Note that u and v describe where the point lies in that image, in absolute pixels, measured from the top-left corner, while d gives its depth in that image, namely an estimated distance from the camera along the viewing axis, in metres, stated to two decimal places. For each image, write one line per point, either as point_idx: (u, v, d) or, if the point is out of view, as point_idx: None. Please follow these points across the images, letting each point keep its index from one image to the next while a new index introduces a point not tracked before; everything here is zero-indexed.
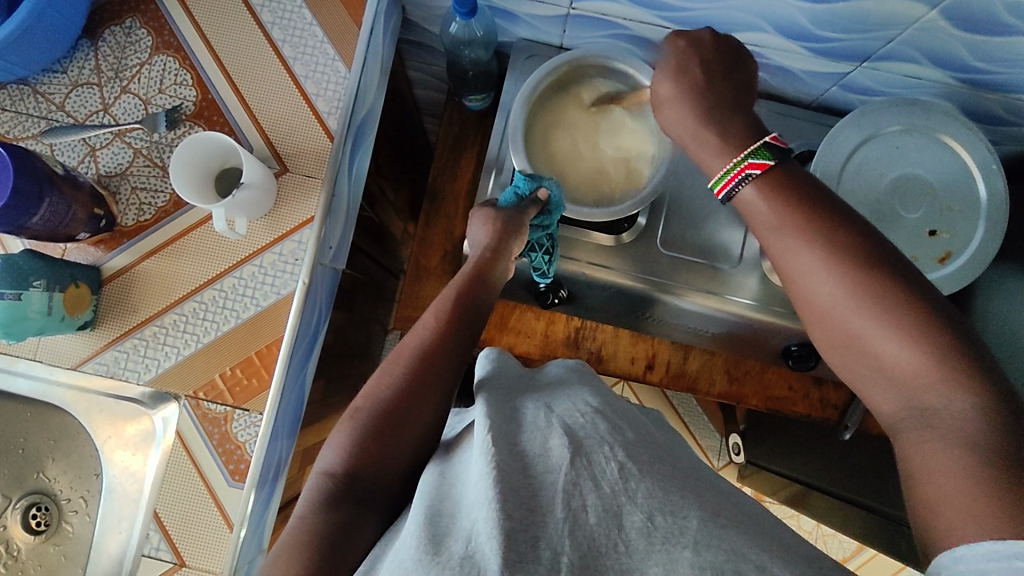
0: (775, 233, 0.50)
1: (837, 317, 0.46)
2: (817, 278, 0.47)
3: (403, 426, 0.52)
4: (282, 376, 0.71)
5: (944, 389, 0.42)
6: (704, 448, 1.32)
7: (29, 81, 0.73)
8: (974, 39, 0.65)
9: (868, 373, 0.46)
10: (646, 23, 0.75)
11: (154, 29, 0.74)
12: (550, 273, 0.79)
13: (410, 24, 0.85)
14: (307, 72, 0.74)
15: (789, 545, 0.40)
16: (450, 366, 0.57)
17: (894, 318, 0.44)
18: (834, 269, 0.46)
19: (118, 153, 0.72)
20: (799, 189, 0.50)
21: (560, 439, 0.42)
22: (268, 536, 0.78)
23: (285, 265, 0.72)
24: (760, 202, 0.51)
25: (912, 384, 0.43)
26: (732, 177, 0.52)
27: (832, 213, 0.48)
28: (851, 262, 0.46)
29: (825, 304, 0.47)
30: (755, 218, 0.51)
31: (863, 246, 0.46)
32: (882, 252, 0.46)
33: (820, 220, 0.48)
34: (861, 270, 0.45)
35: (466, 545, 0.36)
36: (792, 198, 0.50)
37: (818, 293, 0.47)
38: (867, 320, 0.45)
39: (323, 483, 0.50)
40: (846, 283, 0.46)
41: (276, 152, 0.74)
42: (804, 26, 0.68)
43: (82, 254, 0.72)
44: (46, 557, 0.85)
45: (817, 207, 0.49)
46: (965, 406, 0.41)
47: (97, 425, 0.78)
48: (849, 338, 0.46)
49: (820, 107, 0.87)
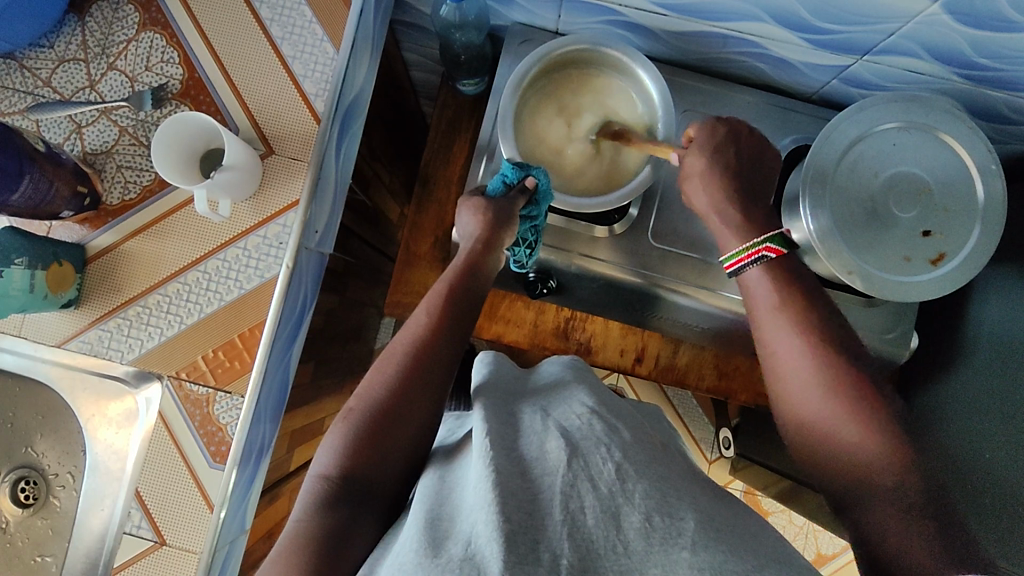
0: (764, 304, 0.59)
1: (802, 393, 0.55)
2: (785, 346, 0.57)
3: (394, 426, 0.52)
4: (262, 359, 0.71)
5: (885, 458, 0.50)
6: (694, 440, 1.31)
7: (15, 56, 0.72)
8: (979, 35, 0.62)
9: (818, 435, 0.53)
10: (641, 9, 0.73)
11: (141, 5, 0.73)
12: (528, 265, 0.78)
13: (403, 5, 0.83)
14: (294, 53, 0.73)
15: (763, 538, 0.40)
16: (442, 363, 0.57)
17: (844, 390, 0.53)
18: (802, 341, 0.56)
19: (103, 131, 0.72)
20: (788, 273, 0.60)
21: (556, 441, 0.42)
22: (250, 517, 0.78)
23: (269, 248, 0.72)
24: (759, 278, 0.61)
25: (854, 445, 0.51)
26: (741, 257, 0.62)
27: (815, 308, 0.58)
28: (814, 338, 0.56)
29: (788, 372, 0.56)
30: (751, 293, 0.61)
31: (818, 326, 0.56)
32: (834, 334, 0.56)
33: (804, 309, 0.57)
34: (828, 351, 0.55)
35: (466, 547, 0.36)
36: (783, 277, 0.60)
37: (788, 360, 0.56)
38: (826, 395, 0.53)
39: (317, 486, 0.49)
40: (813, 359, 0.55)
41: (262, 134, 0.73)
42: (803, 17, 0.66)
43: (67, 231, 0.71)
44: (33, 530, 0.86)
45: (805, 299, 0.58)
46: (898, 468, 0.49)
47: (81, 403, 0.79)
48: (806, 402, 0.54)
49: (820, 100, 0.85)
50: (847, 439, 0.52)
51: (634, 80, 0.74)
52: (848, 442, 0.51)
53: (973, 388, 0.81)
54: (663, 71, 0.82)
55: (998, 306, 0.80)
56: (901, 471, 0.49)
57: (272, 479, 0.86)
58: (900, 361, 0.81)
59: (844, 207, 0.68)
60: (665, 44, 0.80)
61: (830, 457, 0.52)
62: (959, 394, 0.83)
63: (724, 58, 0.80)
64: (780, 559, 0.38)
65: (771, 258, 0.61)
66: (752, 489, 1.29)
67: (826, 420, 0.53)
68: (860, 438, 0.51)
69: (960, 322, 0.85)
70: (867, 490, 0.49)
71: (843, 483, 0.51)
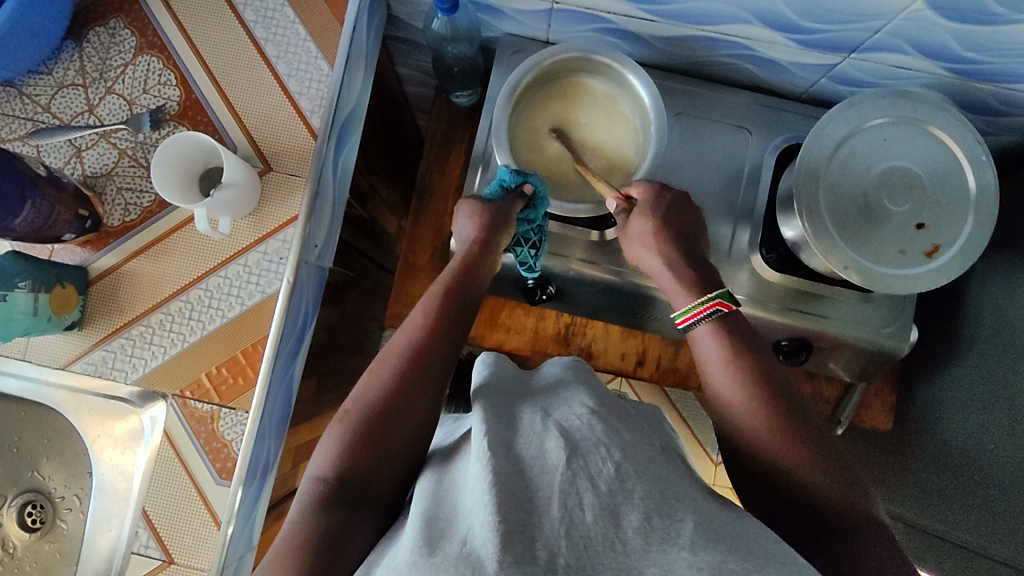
0: (716, 357, 0.58)
1: (758, 441, 0.52)
2: (737, 396, 0.55)
3: (394, 430, 0.52)
4: (266, 375, 0.72)
5: (847, 508, 0.49)
6: (700, 443, 1.31)
7: (15, 83, 0.73)
8: (963, 29, 0.63)
9: (779, 485, 0.51)
10: (630, 16, 0.74)
11: (137, 29, 0.74)
12: (537, 268, 0.77)
13: (396, 20, 0.84)
14: (290, 71, 0.74)
15: (760, 536, 0.40)
16: (440, 367, 0.57)
17: (799, 438, 0.52)
18: (755, 390, 0.54)
19: (103, 153, 0.73)
20: (736, 329, 0.59)
21: (556, 441, 0.41)
22: (257, 532, 0.78)
23: (269, 264, 0.73)
24: (709, 332, 0.60)
25: (818, 495, 0.50)
26: (690, 314, 0.61)
27: (762, 360, 0.57)
28: (764, 387, 0.54)
29: (742, 423, 0.54)
30: (701, 347, 0.60)
31: (767, 376, 0.56)
32: (781, 383, 0.55)
33: (753, 360, 0.56)
34: (779, 400, 0.54)
35: (461, 545, 0.37)
36: (730, 332, 0.59)
37: (742, 410, 0.54)
38: (787, 448, 0.51)
39: (314, 489, 0.50)
40: (766, 407, 0.53)
41: (260, 151, 0.74)
42: (789, 17, 0.67)
43: (69, 254, 0.72)
44: (41, 554, 0.86)
45: (750, 349, 0.57)
46: (862, 517, 0.49)
47: (86, 424, 0.79)
48: (765, 453, 0.52)
49: (810, 99, 0.86)
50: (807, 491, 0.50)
51: (624, 84, 0.74)
52: (812, 492, 0.50)
53: (972, 381, 0.81)
54: (654, 76, 0.83)
55: (995, 296, 0.80)
56: (864, 514, 0.49)
57: (278, 494, 0.86)
58: (900, 355, 0.81)
59: (838, 203, 0.69)
60: (655, 49, 0.81)
61: (788, 508, 0.51)
62: (959, 388, 0.83)
63: (714, 61, 0.81)
64: (777, 556, 0.38)
65: (722, 314, 0.60)
66: None
67: (782, 465, 0.51)
68: (820, 490, 0.50)
69: (958, 314, 0.85)
70: (832, 536, 0.49)
71: (811, 533, 0.50)
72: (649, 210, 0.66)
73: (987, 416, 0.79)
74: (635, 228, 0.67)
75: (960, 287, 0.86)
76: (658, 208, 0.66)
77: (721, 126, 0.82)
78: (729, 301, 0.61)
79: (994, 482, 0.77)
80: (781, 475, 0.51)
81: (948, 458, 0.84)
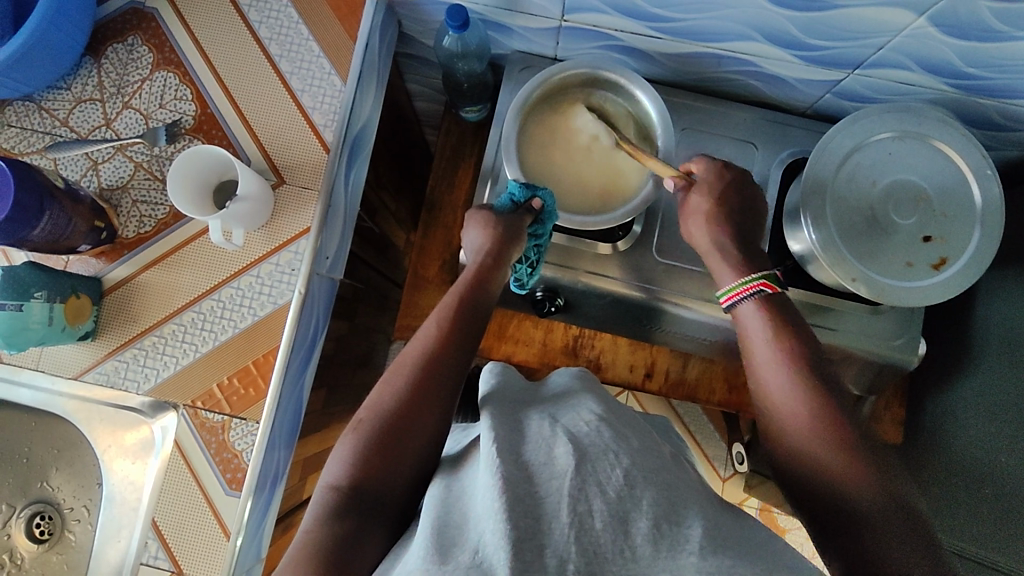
0: (765, 344, 0.58)
1: (794, 430, 0.53)
2: (781, 390, 0.55)
3: (405, 438, 0.52)
4: (276, 385, 0.72)
5: (878, 505, 0.48)
6: (708, 457, 1.30)
7: (34, 98, 0.75)
8: (966, 45, 0.64)
9: (808, 476, 0.52)
10: (637, 34, 0.76)
11: (154, 46, 0.75)
12: (529, 284, 0.79)
13: (406, 37, 0.86)
14: (303, 86, 0.76)
15: (769, 548, 0.40)
16: (451, 377, 0.57)
17: (837, 436, 0.51)
18: (798, 387, 0.54)
19: (119, 166, 0.74)
20: (792, 321, 0.59)
21: (565, 447, 0.41)
22: (266, 544, 0.78)
23: (281, 275, 0.73)
24: (757, 313, 0.60)
25: (848, 490, 0.49)
26: (737, 291, 0.62)
27: (806, 343, 0.58)
28: (809, 384, 0.54)
29: (782, 415, 0.55)
30: (749, 330, 0.60)
31: (814, 374, 0.55)
32: (827, 381, 0.55)
33: (796, 343, 0.57)
34: (823, 398, 0.54)
35: (473, 554, 0.37)
36: (782, 321, 0.59)
37: (784, 403, 0.55)
38: (825, 443, 0.51)
39: (329, 496, 0.50)
40: (807, 403, 0.53)
41: (273, 164, 0.75)
42: (793, 34, 0.68)
43: (84, 265, 0.73)
44: (49, 565, 0.86)
45: (797, 333, 0.58)
46: (892, 519, 0.47)
47: (97, 434, 0.79)
48: (800, 443, 0.53)
49: (814, 113, 0.87)
50: (827, 466, 0.51)
51: (632, 100, 0.76)
52: (844, 485, 0.49)
53: (979, 393, 0.81)
54: (660, 91, 0.84)
55: (1002, 308, 0.81)
56: (892, 514, 0.48)
57: (286, 507, 0.86)
58: (910, 367, 0.80)
59: (845, 217, 0.69)
60: (661, 65, 0.83)
61: (809, 484, 0.52)
62: (965, 401, 0.83)
63: (719, 77, 0.82)
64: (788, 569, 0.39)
65: (766, 294, 0.61)
66: (768, 505, 1.27)
67: (817, 457, 0.51)
68: (844, 471, 0.50)
69: (966, 326, 0.85)
70: (853, 529, 0.48)
71: (834, 526, 0.49)
72: (708, 188, 0.66)
73: (993, 428, 0.79)
74: (691, 203, 0.66)
75: (967, 299, 0.86)
76: (717, 185, 0.66)
77: (727, 141, 0.83)
78: (774, 284, 0.61)
79: (1002, 493, 0.76)
80: (815, 460, 0.51)
81: (955, 472, 0.84)
